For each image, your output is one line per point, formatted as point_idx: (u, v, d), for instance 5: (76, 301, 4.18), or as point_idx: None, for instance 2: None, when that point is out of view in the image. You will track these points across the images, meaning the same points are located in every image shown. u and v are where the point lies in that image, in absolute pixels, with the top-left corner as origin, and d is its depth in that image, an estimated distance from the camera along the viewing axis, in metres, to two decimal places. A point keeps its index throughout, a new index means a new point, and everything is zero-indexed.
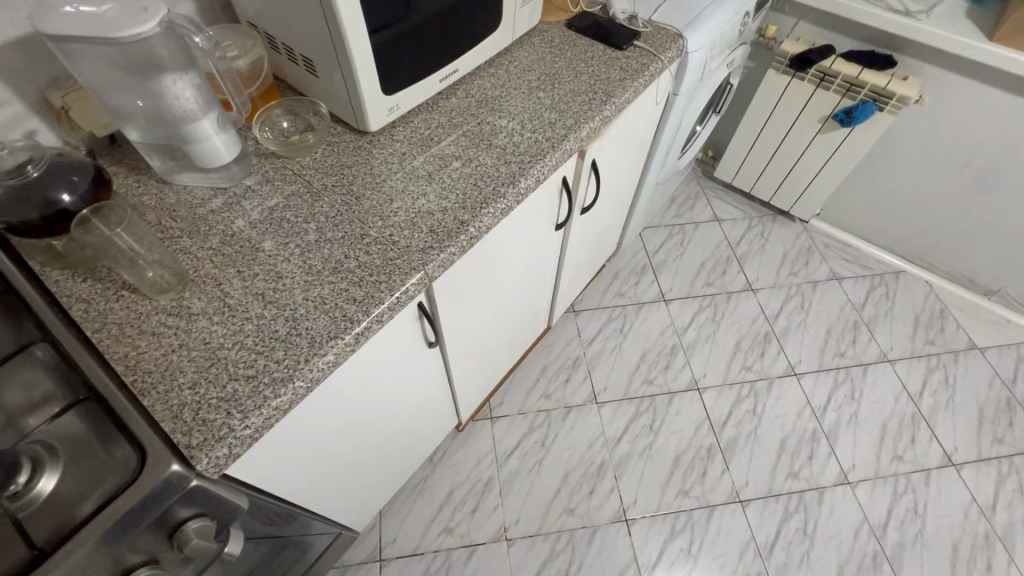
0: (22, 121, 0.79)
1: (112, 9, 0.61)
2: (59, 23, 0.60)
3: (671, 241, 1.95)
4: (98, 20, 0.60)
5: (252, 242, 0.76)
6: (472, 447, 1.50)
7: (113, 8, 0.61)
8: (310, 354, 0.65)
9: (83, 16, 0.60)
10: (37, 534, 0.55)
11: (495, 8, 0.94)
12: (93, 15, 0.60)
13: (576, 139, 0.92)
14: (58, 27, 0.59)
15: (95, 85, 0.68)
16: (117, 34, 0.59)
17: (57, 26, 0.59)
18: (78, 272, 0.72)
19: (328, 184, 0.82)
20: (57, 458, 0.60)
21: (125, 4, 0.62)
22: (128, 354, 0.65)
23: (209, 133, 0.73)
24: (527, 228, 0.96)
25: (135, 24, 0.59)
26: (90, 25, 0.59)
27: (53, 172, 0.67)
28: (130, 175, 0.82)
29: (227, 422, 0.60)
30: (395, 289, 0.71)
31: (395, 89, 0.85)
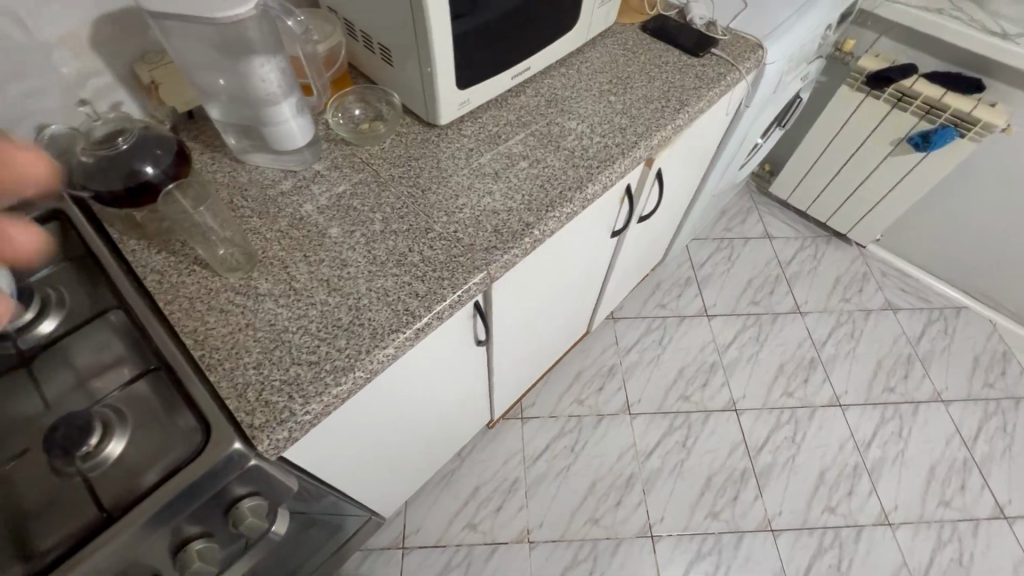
0: (110, 92, 0.81)
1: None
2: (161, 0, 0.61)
3: (718, 255, 1.89)
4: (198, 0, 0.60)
5: (319, 227, 0.76)
6: (502, 445, 1.49)
7: None
8: (372, 345, 0.65)
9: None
10: (105, 496, 0.57)
11: (573, 6, 0.92)
12: None
13: (646, 147, 0.89)
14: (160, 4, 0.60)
15: (187, 62, 0.69)
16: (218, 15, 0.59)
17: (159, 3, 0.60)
18: (153, 243, 0.74)
19: (395, 175, 0.82)
20: (126, 424, 0.62)
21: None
22: (197, 329, 0.66)
23: (288, 118, 0.74)
24: (586, 233, 0.94)
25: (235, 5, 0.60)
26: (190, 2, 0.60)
27: (139, 145, 0.68)
28: (205, 151, 0.84)
29: (289, 406, 0.61)
30: (457, 287, 0.71)
31: (468, 83, 0.85)
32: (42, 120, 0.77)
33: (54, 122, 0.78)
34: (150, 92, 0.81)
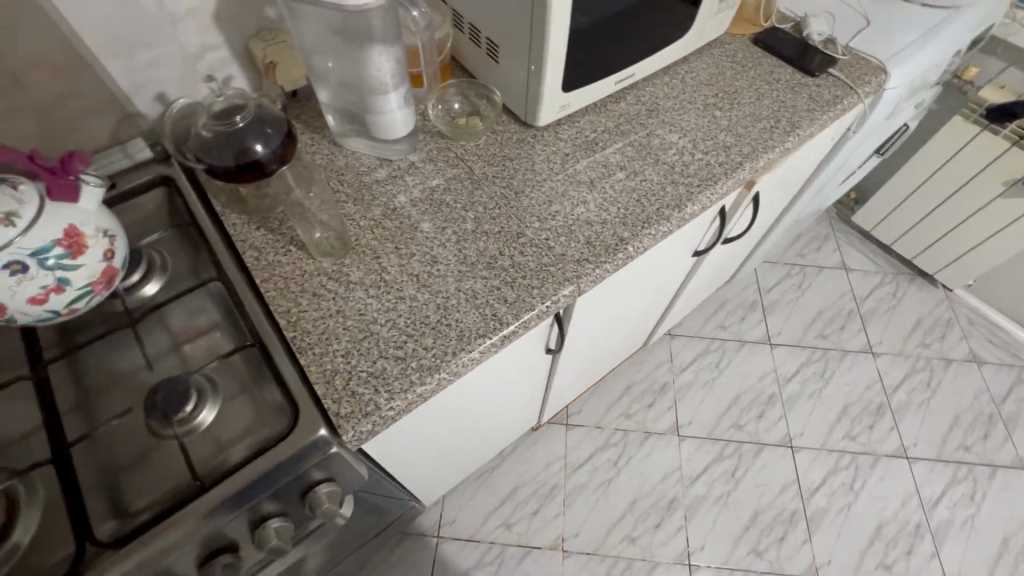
0: (225, 66, 0.83)
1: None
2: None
3: (788, 281, 1.80)
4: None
5: (411, 220, 0.76)
6: (544, 449, 1.48)
7: None
8: (458, 348, 0.65)
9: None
10: (196, 464, 0.59)
11: (688, 13, 0.88)
12: None
13: (751, 169, 0.84)
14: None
15: (307, 43, 0.69)
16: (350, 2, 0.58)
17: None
18: (253, 218, 0.75)
19: (489, 174, 0.81)
20: (218, 395, 0.64)
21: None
22: (290, 310, 0.67)
23: (393, 107, 0.73)
24: (672, 250, 0.90)
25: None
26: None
27: (253, 123, 0.69)
28: (306, 132, 0.85)
29: (374, 399, 0.61)
30: (546, 297, 0.69)
31: (572, 86, 0.82)
32: (161, 88, 0.80)
33: (171, 92, 0.81)
34: (265, 68, 0.82)
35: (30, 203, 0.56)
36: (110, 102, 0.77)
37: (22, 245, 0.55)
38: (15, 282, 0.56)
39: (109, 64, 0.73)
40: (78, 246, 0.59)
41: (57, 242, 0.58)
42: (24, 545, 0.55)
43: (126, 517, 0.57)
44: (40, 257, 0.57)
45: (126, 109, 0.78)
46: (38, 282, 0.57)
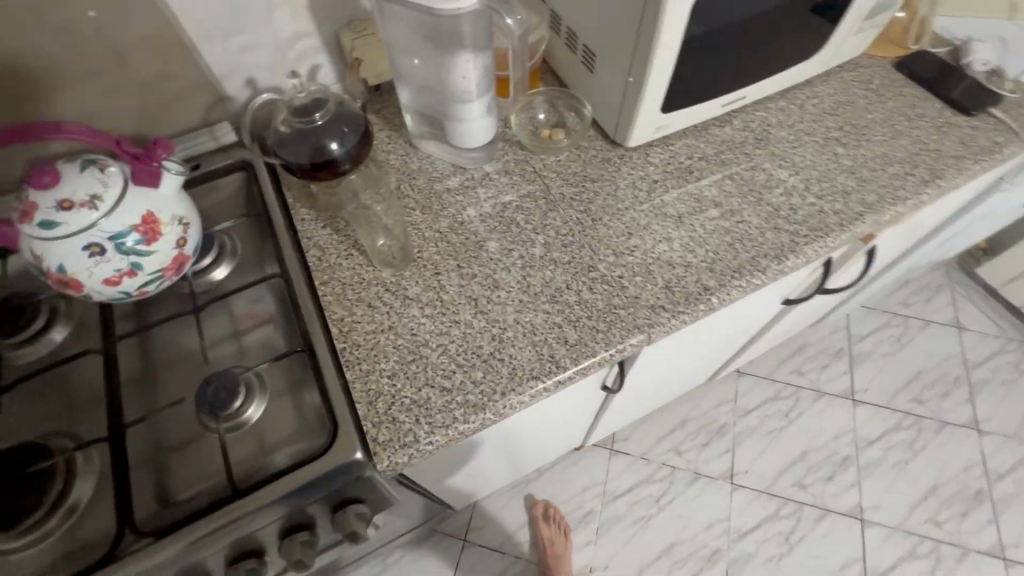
0: (314, 55, 0.82)
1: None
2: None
3: (885, 332, 1.60)
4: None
5: (477, 237, 0.71)
6: (583, 472, 1.42)
7: None
8: (507, 387, 0.60)
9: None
10: (235, 465, 0.59)
11: (822, 31, 0.76)
12: None
13: (873, 222, 0.72)
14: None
15: (392, 45, 0.65)
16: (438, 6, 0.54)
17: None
18: (321, 216, 0.74)
19: (566, 195, 0.75)
20: (264, 396, 0.63)
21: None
22: (344, 319, 0.65)
23: (475, 116, 0.68)
24: (762, 299, 0.79)
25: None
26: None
27: (332, 122, 0.68)
28: (384, 129, 0.83)
29: (413, 430, 0.58)
30: (611, 344, 0.63)
31: (673, 106, 0.73)
32: (251, 74, 0.80)
33: (260, 77, 0.81)
34: (352, 67, 0.80)
35: (114, 187, 0.57)
36: (203, 84, 0.78)
37: (103, 228, 0.57)
38: (92, 263, 0.57)
39: (205, 48, 0.74)
40: (153, 232, 0.60)
41: (134, 228, 0.58)
42: (83, 503, 0.59)
43: (168, 505, 0.58)
44: (117, 241, 0.58)
45: (217, 92, 0.79)
46: (113, 264, 0.58)
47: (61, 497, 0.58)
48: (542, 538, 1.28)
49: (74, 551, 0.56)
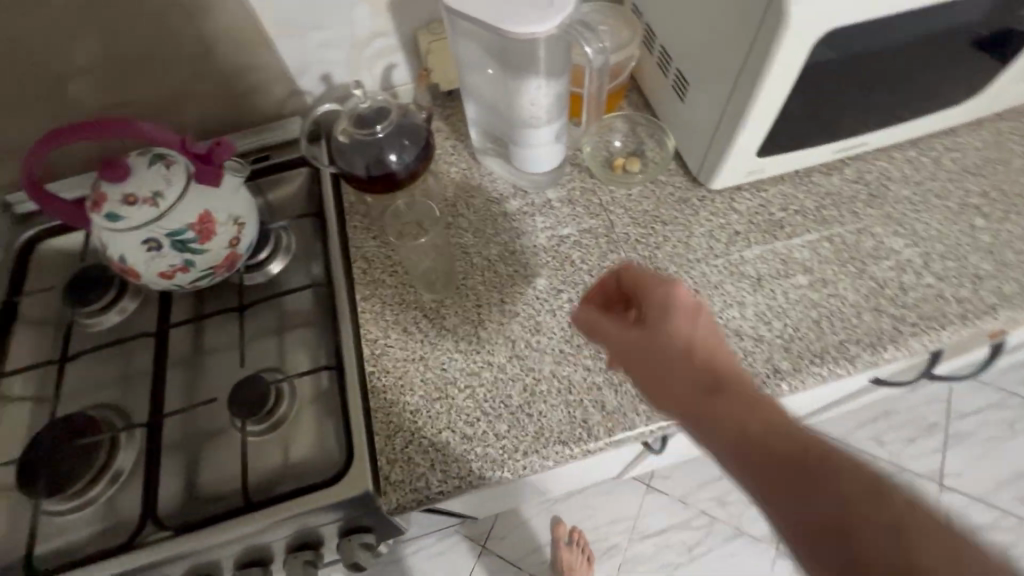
0: (389, 54, 0.80)
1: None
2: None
3: (995, 413, 1.37)
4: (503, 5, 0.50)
5: (527, 270, 0.67)
6: (615, 503, 1.35)
7: None
8: (531, 447, 0.55)
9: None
10: (254, 472, 0.60)
11: (981, 75, 0.62)
12: None
13: (1007, 320, 0.59)
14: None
15: (462, 62, 0.61)
16: (511, 29, 0.49)
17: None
18: (373, 226, 0.72)
19: (632, 236, 0.68)
20: (292, 407, 0.63)
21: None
22: (377, 340, 0.63)
23: (544, 141, 0.64)
24: (846, 384, 0.68)
25: (535, 21, 0.49)
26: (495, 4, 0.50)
27: (393, 133, 0.65)
28: (450, 138, 0.79)
29: (427, 476, 0.55)
30: (653, 419, 0.56)
31: (772, 150, 0.63)
32: (327, 69, 0.79)
33: (335, 73, 0.80)
34: (421, 80, 0.78)
35: (176, 184, 0.58)
36: (280, 77, 0.78)
37: (162, 225, 0.58)
38: (150, 256, 0.59)
39: (283, 41, 0.74)
40: (208, 232, 0.60)
41: (190, 227, 0.59)
42: (126, 471, 0.61)
43: (189, 499, 0.60)
44: (174, 239, 0.59)
45: (292, 85, 0.79)
46: (168, 260, 0.60)
47: (106, 465, 0.61)
48: (561, 562, 1.22)
49: (108, 528, 0.58)
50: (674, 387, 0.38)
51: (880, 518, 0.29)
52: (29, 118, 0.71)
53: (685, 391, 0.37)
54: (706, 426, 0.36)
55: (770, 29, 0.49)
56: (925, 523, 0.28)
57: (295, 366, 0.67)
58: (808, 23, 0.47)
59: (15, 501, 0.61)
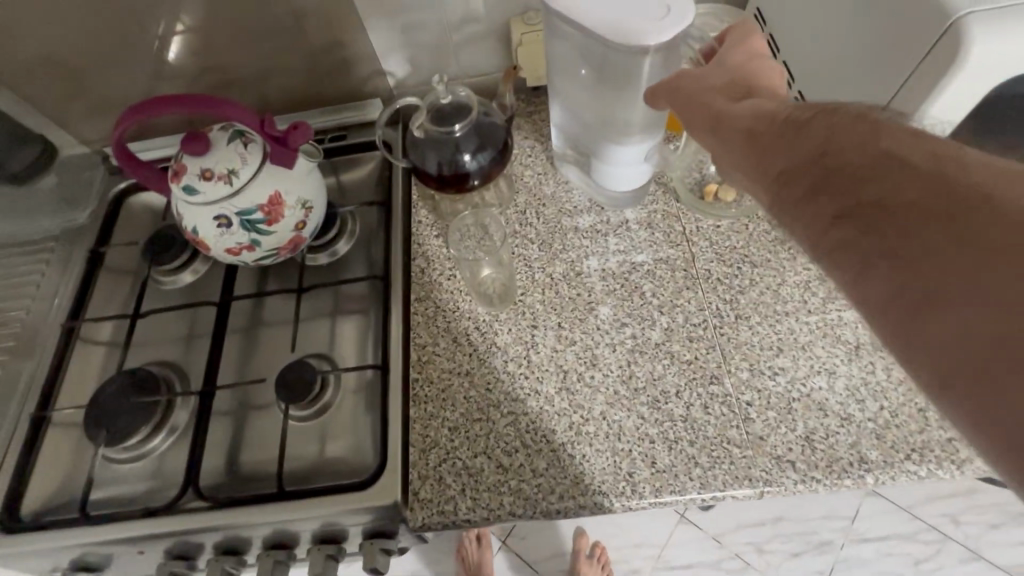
0: (480, 41, 0.75)
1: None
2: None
3: None
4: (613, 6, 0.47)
5: (591, 297, 0.62)
6: (642, 527, 1.29)
7: None
8: (568, 492, 0.52)
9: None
10: (291, 458, 0.60)
11: None
12: None
13: None
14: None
15: (554, 62, 0.56)
16: (620, 38, 0.46)
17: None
18: (438, 224, 0.69)
19: (714, 275, 0.61)
20: (335, 400, 0.63)
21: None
22: (425, 347, 0.61)
23: (628, 162, 0.59)
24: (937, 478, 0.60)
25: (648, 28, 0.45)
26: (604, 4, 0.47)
27: (472, 132, 0.61)
28: (530, 138, 0.74)
29: (456, 499, 0.53)
30: (707, 488, 0.50)
31: None
32: (414, 52, 0.76)
33: (422, 57, 0.77)
34: (507, 76, 0.69)
35: (250, 164, 0.58)
36: (366, 55, 0.76)
37: (233, 204, 0.58)
38: (220, 233, 0.60)
39: (375, 19, 0.71)
40: (276, 214, 0.60)
41: (260, 207, 0.59)
42: (181, 427, 0.64)
43: (229, 470, 0.61)
44: (243, 218, 0.59)
45: (378, 64, 0.77)
46: (236, 238, 0.60)
47: (163, 420, 0.64)
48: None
49: (156, 486, 0.61)
50: (714, 99, 0.43)
51: (878, 157, 0.31)
52: (130, 72, 0.73)
53: (722, 101, 0.42)
54: (739, 121, 0.39)
55: (935, 68, 0.40)
56: (917, 154, 0.29)
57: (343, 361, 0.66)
58: (985, 67, 0.39)
59: (80, 440, 0.65)
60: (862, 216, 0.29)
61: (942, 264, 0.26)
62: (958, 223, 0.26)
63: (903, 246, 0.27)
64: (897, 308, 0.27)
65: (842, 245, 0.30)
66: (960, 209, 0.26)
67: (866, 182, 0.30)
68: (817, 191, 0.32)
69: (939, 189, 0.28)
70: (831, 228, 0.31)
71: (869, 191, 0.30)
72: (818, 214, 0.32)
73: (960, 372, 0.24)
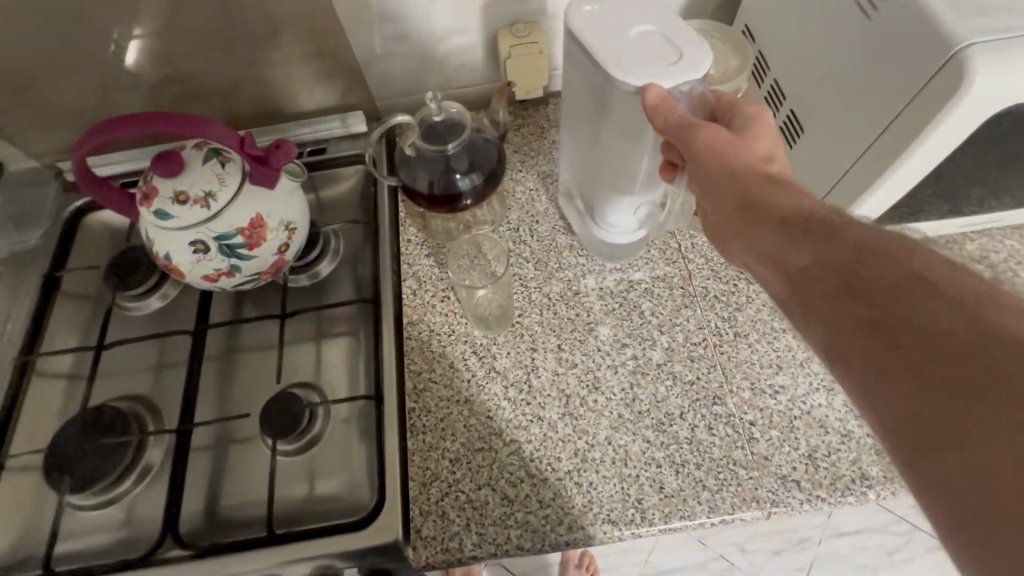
0: (466, 52, 0.73)
1: (648, 40, 0.48)
2: (595, 19, 0.49)
3: None
4: (627, 50, 0.47)
5: (590, 318, 0.61)
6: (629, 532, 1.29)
7: (651, 42, 0.47)
8: (575, 525, 0.51)
9: (617, 24, 0.48)
10: (280, 498, 0.57)
11: None
12: (627, 41, 0.47)
13: None
14: (589, 24, 0.48)
15: (570, 91, 0.56)
16: (617, 75, 0.46)
17: (590, 20, 0.49)
18: (428, 243, 0.67)
19: (711, 292, 0.61)
20: (323, 433, 0.59)
21: (665, 38, 0.48)
22: (421, 374, 0.59)
23: (630, 207, 0.58)
24: None
25: (647, 75, 0.45)
26: (612, 43, 0.47)
27: (466, 153, 0.59)
28: (520, 152, 0.73)
29: (461, 536, 0.51)
30: (716, 512, 0.50)
31: (890, 219, 0.56)
32: (398, 63, 0.73)
33: (406, 67, 0.74)
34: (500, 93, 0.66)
35: (229, 186, 0.54)
36: (347, 66, 0.73)
37: (211, 229, 0.54)
38: (196, 259, 0.56)
39: (356, 30, 0.68)
40: (257, 237, 0.56)
41: (240, 231, 0.55)
42: (155, 467, 0.59)
43: (211, 512, 0.57)
44: (221, 243, 0.55)
45: (359, 75, 0.74)
46: (214, 264, 0.57)
47: (134, 461, 0.59)
48: None
49: (129, 535, 0.57)
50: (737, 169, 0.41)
51: (917, 272, 0.29)
52: (86, 82, 0.68)
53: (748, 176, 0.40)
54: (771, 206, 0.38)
55: (936, 95, 0.41)
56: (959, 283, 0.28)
57: (331, 390, 0.62)
58: (980, 97, 0.40)
59: (40, 487, 0.59)
60: (894, 328, 0.28)
61: (951, 402, 0.25)
62: (983, 359, 0.25)
63: (925, 370, 0.26)
64: (917, 432, 0.26)
65: (867, 354, 0.29)
66: (989, 345, 0.25)
67: (898, 294, 0.29)
68: (847, 293, 0.31)
69: (969, 317, 0.26)
70: (855, 333, 0.30)
71: (901, 306, 0.28)
72: (845, 315, 0.31)
73: (963, 518, 0.23)
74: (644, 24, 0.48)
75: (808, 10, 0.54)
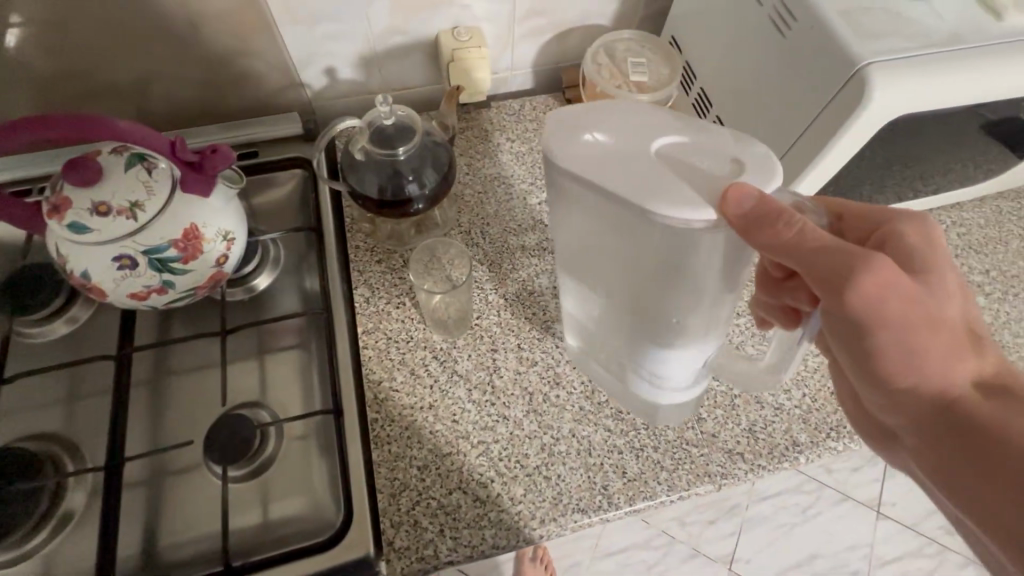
0: (406, 54, 0.72)
1: (681, 149, 0.35)
2: (615, 134, 0.36)
3: None
4: (656, 174, 0.34)
5: (547, 315, 0.63)
6: None
7: (682, 150, 0.35)
8: (547, 518, 0.52)
9: (630, 140, 0.36)
10: (232, 528, 0.53)
11: (992, 165, 0.64)
12: (650, 161, 0.35)
13: None
14: (589, 159, 0.36)
15: (572, 244, 0.44)
16: (658, 210, 0.33)
17: (591, 149, 0.36)
18: (378, 250, 0.66)
19: None
20: (274, 456, 0.56)
21: (702, 144, 0.35)
22: (382, 383, 0.58)
23: (677, 365, 0.47)
24: None
25: (695, 203, 0.33)
26: (636, 168, 0.34)
27: (417, 158, 0.59)
28: (466, 155, 0.73)
29: (435, 543, 0.51)
30: (675, 490, 0.54)
31: None
32: (334, 64, 0.71)
33: (342, 69, 0.72)
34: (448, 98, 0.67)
35: (158, 194, 0.49)
36: (279, 67, 0.69)
37: (138, 242, 0.49)
38: (121, 275, 0.50)
39: (289, 29, 0.65)
40: (193, 249, 0.52)
41: (173, 243, 0.50)
42: (78, 512, 0.53)
43: (152, 553, 0.52)
44: (151, 257, 0.50)
45: (292, 76, 0.70)
46: (143, 280, 0.52)
47: (51, 509, 0.52)
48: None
49: None
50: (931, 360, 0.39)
51: None
52: None
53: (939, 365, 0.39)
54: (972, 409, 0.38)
55: (842, 105, 0.48)
56: None
57: (281, 409, 0.59)
58: (876, 110, 0.47)
59: None
60: None
61: None
62: None
63: None
64: None
65: None
66: None
67: None
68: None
69: None
70: None
71: None
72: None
73: None
74: (670, 128, 0.36)
75: (730, 27, 0.59)
